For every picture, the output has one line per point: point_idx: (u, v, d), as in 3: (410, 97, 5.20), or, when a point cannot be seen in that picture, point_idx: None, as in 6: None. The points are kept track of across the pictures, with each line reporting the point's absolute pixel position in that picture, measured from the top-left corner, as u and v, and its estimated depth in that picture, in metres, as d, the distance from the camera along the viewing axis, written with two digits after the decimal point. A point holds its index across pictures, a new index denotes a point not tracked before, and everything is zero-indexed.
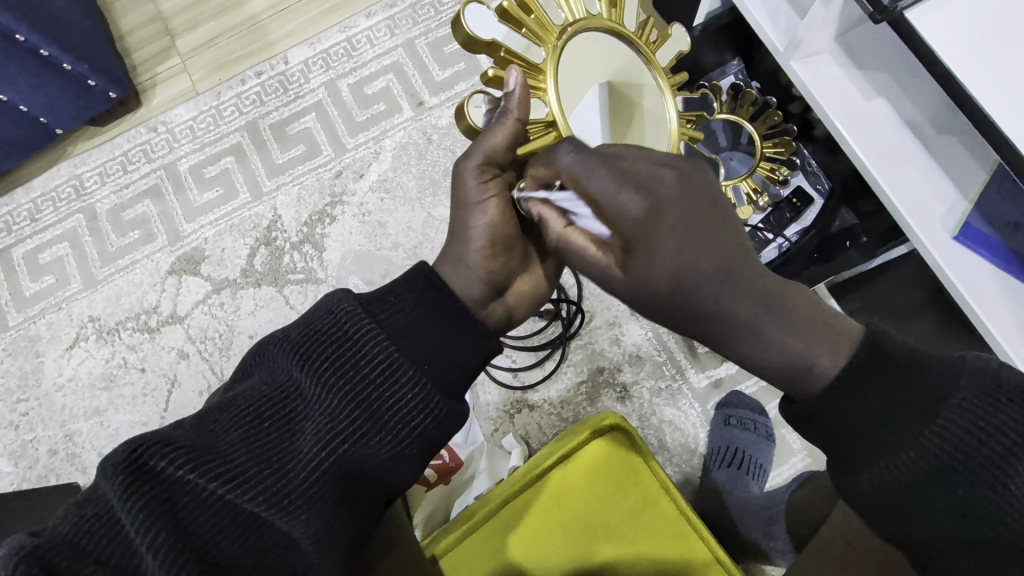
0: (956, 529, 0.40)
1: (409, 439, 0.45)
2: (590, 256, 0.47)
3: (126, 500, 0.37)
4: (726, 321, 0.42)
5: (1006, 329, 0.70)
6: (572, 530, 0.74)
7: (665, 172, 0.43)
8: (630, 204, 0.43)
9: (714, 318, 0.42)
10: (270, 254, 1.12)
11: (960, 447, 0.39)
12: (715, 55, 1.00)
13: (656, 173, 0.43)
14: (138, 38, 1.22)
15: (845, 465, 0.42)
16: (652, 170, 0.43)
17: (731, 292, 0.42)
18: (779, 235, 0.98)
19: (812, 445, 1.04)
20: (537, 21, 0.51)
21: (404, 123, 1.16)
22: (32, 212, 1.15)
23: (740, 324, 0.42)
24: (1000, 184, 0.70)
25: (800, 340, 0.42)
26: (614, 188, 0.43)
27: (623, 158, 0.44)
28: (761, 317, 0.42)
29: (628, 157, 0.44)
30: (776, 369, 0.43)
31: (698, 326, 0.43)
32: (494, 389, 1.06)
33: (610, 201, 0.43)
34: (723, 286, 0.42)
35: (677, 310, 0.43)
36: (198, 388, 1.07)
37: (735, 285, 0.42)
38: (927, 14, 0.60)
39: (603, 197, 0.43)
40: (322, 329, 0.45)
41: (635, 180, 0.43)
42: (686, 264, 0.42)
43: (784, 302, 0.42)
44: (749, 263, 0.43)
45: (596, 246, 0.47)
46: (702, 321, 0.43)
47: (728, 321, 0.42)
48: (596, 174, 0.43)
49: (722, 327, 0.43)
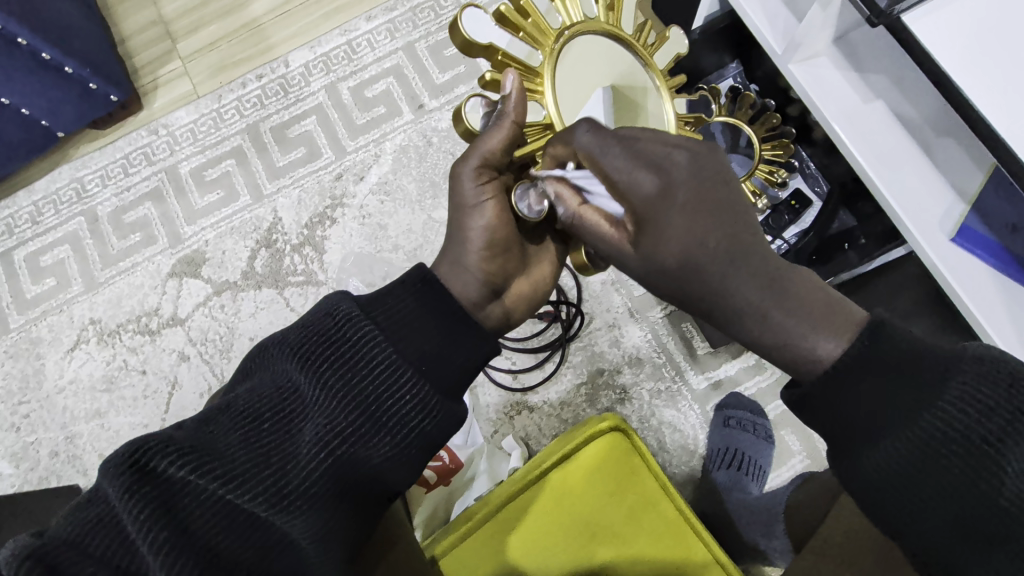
0: (954, 512, 0.40)
1: (407, 440, 0.46)
2: (603, 232, 0.47)
3: (127, 500, 0.37)
4: (730, 302, 0.44)
5: (1003, 329, 0.70)
6: (574, 529, 0.75)
7: (679, 152, 0.44)
8: (644, 182, 0.44)
9: (718, 294, 0.44)
10: (270, 256, 1.12)
11: (962, 429, 0.39)
12: (714, 57, 1.00)
13: (670, 153, 0.44)
14: (138, 42, 1.23)
15: (845, 451, 0.43)
16: (664, 150, 0.44)
17: (737, 273, 0.43)
18: (779, 236, 0.99)
19: (811, 446, 1.04)
20: (535, 24, 0.51)
21: (404, 126, 1.17)
22: (34, 215, 1.16)
23: (745, 301, 0.43)
24: (998, 185, 0.71)
25: (800, 320, 0.43)
26: (629, 166, 0.44)
27: (639, 138, 0.45)
28: (764, 298, 0.43)
29: (643, 138, 0.45)
30: (778, 347, 0.44)
31: (705, 304, 0.45)
32: (494, 390, 1.06)
33: (623, 178, 0.44)
34: (730, 265, 0.43)
35: (684, 285, 0.45)
36: (199, 390, 1.07)
37: (743, 264, 0.43)
38: (928, 15, 0.61)
39: (616, 174, 0.44)
40: (321, 332, 0.46)
41: (647, 158, 0.44)
42: (694, 244, 0.43)
43: (786, 284, 0.44)
44: (758, 243, 0.44)
45: (609, 223, 0.47)
46: (709, 298, 0.44)
47: (734, 300, 0.44)
48: (611, 153, 0.44)
49: (727, 303, 0.44)
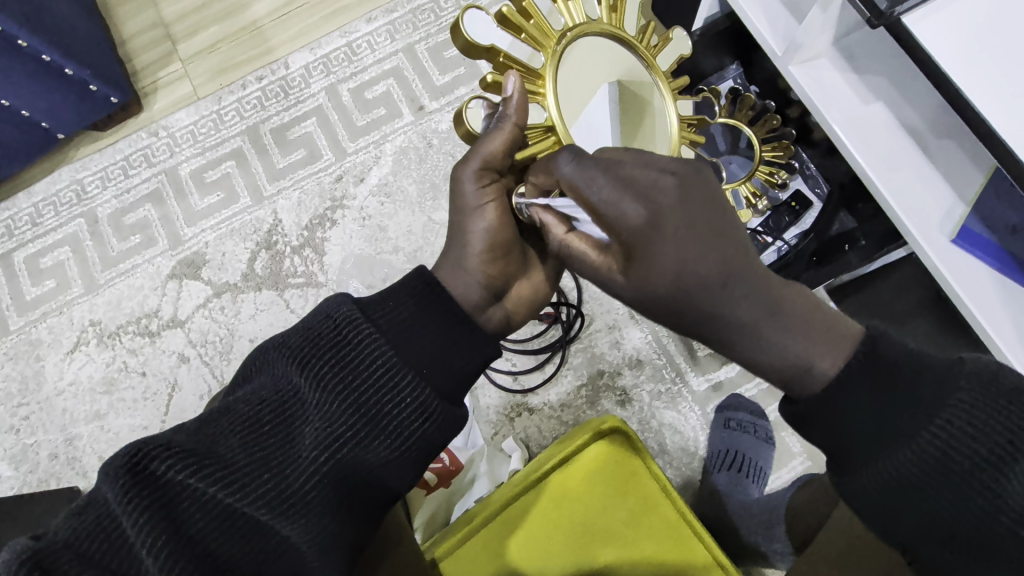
0: (953, 524, 0.40)
1: (407, 444, 0.45)
2: (591, 259, 0.47)
3: (126, 503, 0.37)
4: (727, 325, 0.43)
5: (1004, 331, 0.70)
6: (573, 535, 0.74)
7: (666, 178, 0.43)
8: (631, 213, 0.42)
9: (712, 319, 0.43)
10: (270, 258, 1.12)
11: (960, 442, 0.40)
12: (715, 59, 1.01)
13: (657, 178, 0.43)
14: (138, 44, 1.23)
15: (844, 465, 0.43)
16: (651, 176, 0.43)
17: (730, 297, 0.42)
18: (779, 239, 0.99)
19: (812, 448, 1.04)
20: (536, 26, 0.51)
21: (404, 128, 1.17)
22: (34, 217, 1.16)
23: (740, 325, 0.43)
24: (998, 187, 0.71)
25: (796, 339, 0.43)
26: (614, 194, 0.42)
27: (622, 163, 0.43)
28: (759, 320, 0.43)
29: (626, 163, 0.43)
30: (774, 369, 0.43)
31: (699, 329, 0.44)
32: (494, 392, 1.06)
33: (610, 209, 0.43)
34: (724, 289, 0.42)
35: (677, 313, 0.44)
36: (199, 392, 1.07)
37: (737, 287, 0.43)
38: (928, 17, 0.61)
39: (600, 204, 0.43)
40: (322, 335, 0.45)
41: (634, 186, 0.42)
42: (687, 272, 0.42)
43: (782, 306, 0.43)
44: (751, 265, 0.43)
45: (596, 251, 0.47)
46: (705, 321, 0.43)
47: (729, 324, 0.43)
48: (597, 183, 0.43)
49: (722, 327, 0.43)
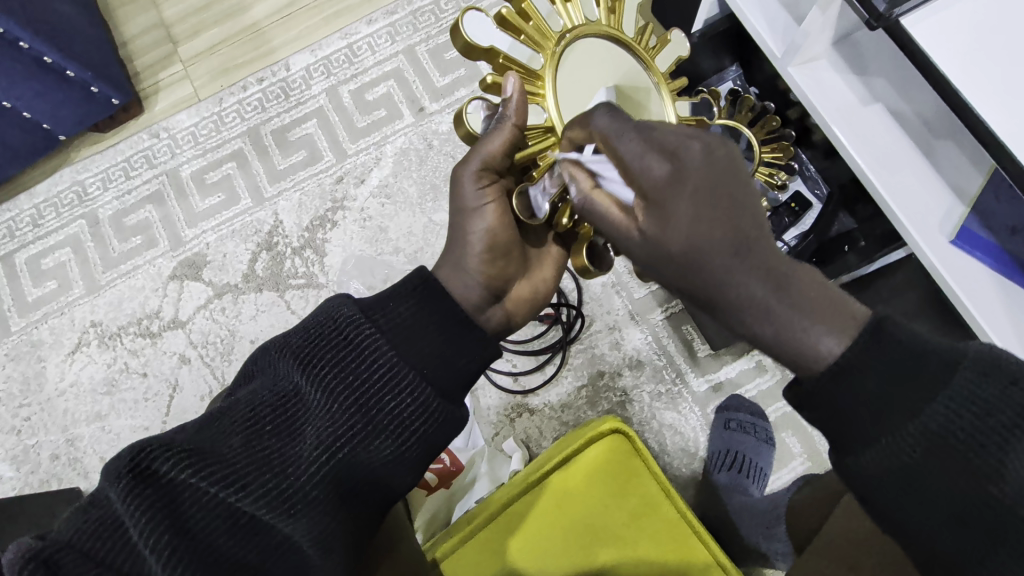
0: (958, 511, 0.40)
1: (408, 443, 0.46)
2: (612, 216, 0.46)
3: (127, 502, 0.37)
4: (735, 296, 0.43)
5: (1003, 329, 0.70)
6: (574, 533, 0.75)
7: (695, 141, 0.42)
8: (656, 170, 0.43)
9: (719, 287, 0.43)
10: (271, 259, 1.12)
11: (963, 430, 0.39)
12: (714, 60, 1.01)
13: (686, 141, 0.43)
14: (140, 46, 1.23)
15: (846, 452, 0.43)
16: (682, 138, 0.43)
17: (742, 266, 0.43)
18: (779, 239, 1.00)
19: (811, 448, 1.04)
20: (536, 27, 0.51)
21: (404, 129, 1.17)
22: (35, 218, 1.16)
23: (747, 300, 0.43)
24: (997, 188, 0.72)
25: (803, 316, 0.43)
26: (643, 152, 0.43)
27: (656, 126, 0.44)
28: (769, 295, 0.43)
29: (660, 126, 0.44)
30: (776, 342, 0.44)
31: (706, 295, 0.45)
32: (494, 393, 1.06)
33: (636, 163, 0.43)
34: (736, 258, 0.42)
35: (685, 274, 0.44)
36: (200, 393, 1.07)
37: (749, 258, 0.43)
38: (928, 17, 0.61)
39: (629, 158, 0.44)
40: (321, 335, 0.46)
41: (662, 145, 0.43)
42: (701, 239, 0.42)
43: (791, 283, 0.43)
44: (766, 239, 0.43)
45: (619, 209, 0.46)
46: (712, 291, 0.44)
47: (735, 296, 0.43)
48: (627, 138, 0.44)
49: (726, 300, 0.44)
